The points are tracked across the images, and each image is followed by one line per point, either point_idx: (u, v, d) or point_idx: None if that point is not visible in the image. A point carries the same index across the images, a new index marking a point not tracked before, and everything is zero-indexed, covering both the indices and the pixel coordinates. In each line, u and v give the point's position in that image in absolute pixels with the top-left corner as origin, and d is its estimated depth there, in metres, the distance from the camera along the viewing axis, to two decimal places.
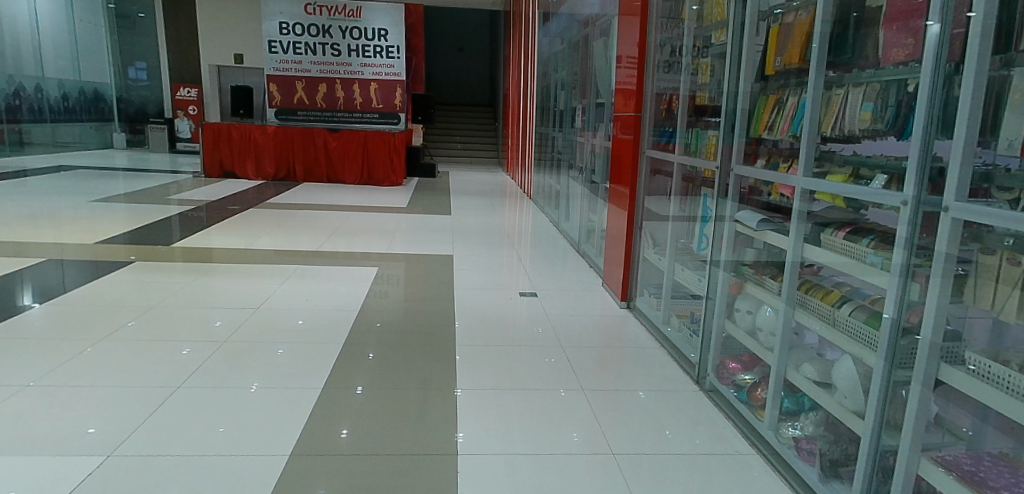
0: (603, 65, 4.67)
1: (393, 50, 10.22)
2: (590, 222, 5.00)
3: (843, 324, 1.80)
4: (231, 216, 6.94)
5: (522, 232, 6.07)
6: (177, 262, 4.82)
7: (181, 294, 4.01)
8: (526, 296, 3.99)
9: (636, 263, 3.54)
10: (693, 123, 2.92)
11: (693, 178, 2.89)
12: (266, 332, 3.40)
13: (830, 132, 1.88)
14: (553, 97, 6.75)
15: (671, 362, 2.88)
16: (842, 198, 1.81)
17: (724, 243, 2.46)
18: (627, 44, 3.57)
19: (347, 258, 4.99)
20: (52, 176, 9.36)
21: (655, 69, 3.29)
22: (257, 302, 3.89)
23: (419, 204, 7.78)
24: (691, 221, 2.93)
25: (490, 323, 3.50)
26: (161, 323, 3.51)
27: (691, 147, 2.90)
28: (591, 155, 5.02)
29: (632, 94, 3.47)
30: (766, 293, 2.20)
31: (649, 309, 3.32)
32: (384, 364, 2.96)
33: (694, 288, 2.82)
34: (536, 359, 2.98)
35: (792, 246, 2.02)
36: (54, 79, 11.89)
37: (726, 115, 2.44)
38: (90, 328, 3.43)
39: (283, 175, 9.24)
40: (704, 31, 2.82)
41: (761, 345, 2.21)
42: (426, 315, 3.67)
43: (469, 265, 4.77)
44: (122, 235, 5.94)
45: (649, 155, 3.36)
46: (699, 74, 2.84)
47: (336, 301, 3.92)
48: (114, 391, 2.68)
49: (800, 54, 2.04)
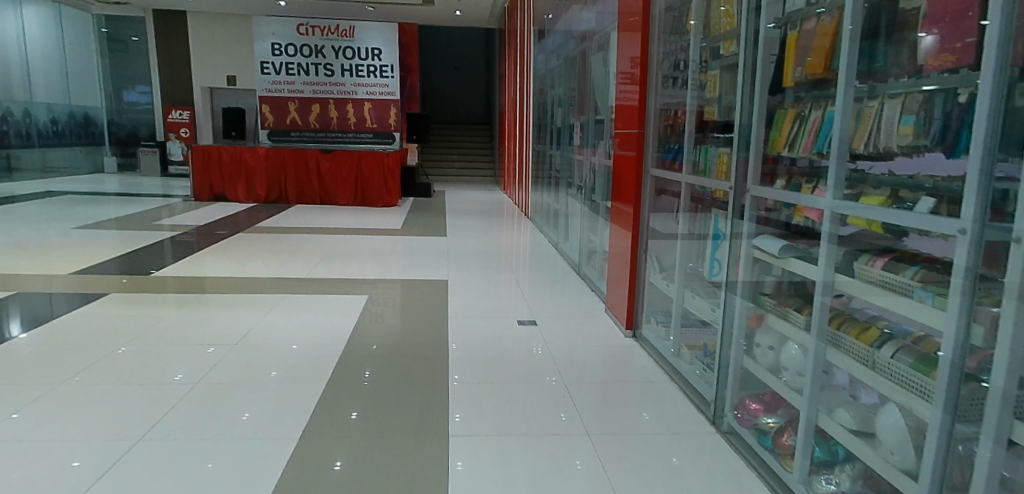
0: (601, 82, 4.52)
1: (386, 69, 10.05)
2: (591, 243, 4.79)
3: (885, 367, 1.59)
4: (221, 241, 6.73)
5: (521, 254, 5.86)
6: (163, 290, 4.62)
7: (167, 323, 3.81)
8: (525, 324, 3.75)
9: (641, 288, 3.30)
10: (701, 139, 2.71)
11: (703, 198, 2.69)
12: (250, 364, 3.18)
13: (862, 148, 1.67)
14: (550, 115, 6.60)
15: (683, 398, 2.65)
16: (879, 224, 1.61)
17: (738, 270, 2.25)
18: (626, 57, 3.40)
19: (339, 285, 4.76)
20: (39, 201, 9.13)
21: (659, 85, 3.10)
22: (241, 333, 3.67)
23: (415, 225, 7.58)
24: (702, 242, 2.72)
25: (489, 353, 3.29)
26: (144, 353, 3.31)
27: (700, 166, 2.68)
28: (590, 173, 4.82)
29: (634, 111, 3.26)
30: (791, 327, 1.97)
31: (657, 339, 3.09)
32: (379, 402, 2.72)
33: (708, 317, 2.60)
34: (534, 388, 2.83)
35: (821, 275, 1.80)
36: (44, 103, 11.70)
37: (739, 130, 2.24)
38: (75, 358, 3.23)
39: (276, 197, 9.04)
40: (711, 43, 2.62)
41: (786, 385, 1.98)
42: (419, 345, 3.44)
43: (466, 291, 4.54)
44: (110, 262, 5.73)
45: (654, 175, 3.15)
46: (707, 87, 2.64)
47: (324, 332, 3.68)
48: (82, 433, 2.45)
49: (824, 62, 1.83)
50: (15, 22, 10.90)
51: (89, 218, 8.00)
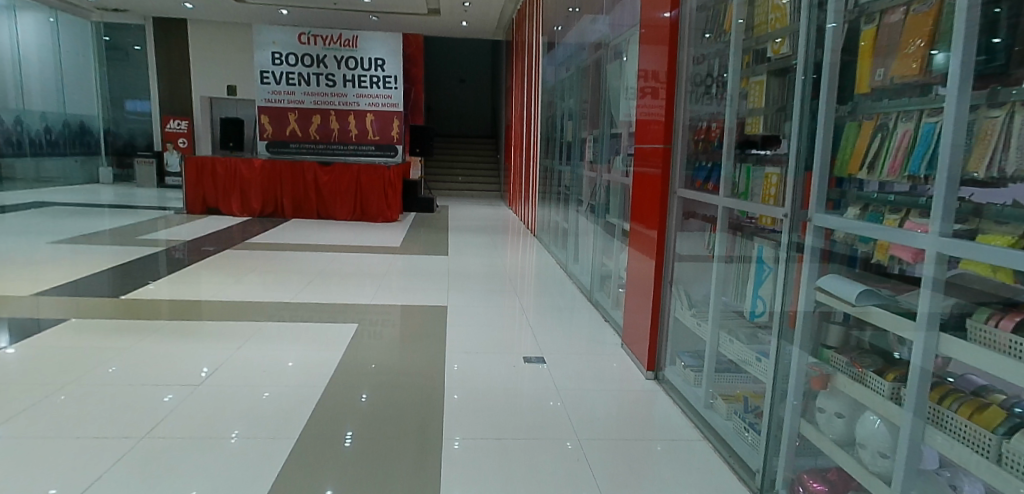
0: (617, 92, 4.15)
1: (389, 80, 9.76)
2: (604, 267, 4.39)
3: (1016, 464, 1.19)
4: (210, 257, 6.35)
5: (526, 276, 5.45)
6: (139, 310, 4.21)
7: (149, 340, 3.39)
8: (531, 362, 3.26)
9: (665, 325, 2.88)
10: (741, 156, 2.32)
11: (743, 225, 2.30)
12: (224, 396, 2.72)
13: (980, 172, 1.29)
14: (559, 128, 6.24)
15: (719, 464, 2.24)
16: (1008, 272, 1.22)
17: (793, 319, 1.85)
18: (649, 64, 3.03)
19: (330, 309, 4.35)
20: (26, 213, 8.79)
21: (688, 95, 2.72)
22: (227, 354, 3.22)
23: (415, 242, 7.19)
24: (740, 275, 2.33)
25: (495, 390, 2.88)
26: (118, 374, 2.91)
27: (740, 187, 2.29)
28: (604, 190, 4.43)
29: (658, 126, 2.88)
30: (868, 394, 1.57)
31: (684, 385, 2.68)
32: (369, 448, 2.31)
33: (751, 367, 2.21)
34: (548, 432, 2.47)
35: (920, 333, 1.41)
36: (37, 111, 11.42)
37: (798, 145, 1.84)
38: (58, 374, 2.91)
39: (271, 211, 8.68)
40: (755, 45, 2.24)
41: (863, 468, 1.58)
42: (413, 377, 3.02)
43: (469, 318, 4.10)
44: (94, 276, 5.39)
45: (681, 197, 2.74)
46: (749, 96, 2.26)
47: (308, 356, 3.25)
48: (22, 475, 2.08)
49: (920, 61, 1.45)
50: (9, 28, 10.64)
51: (76, 230, 7.64)
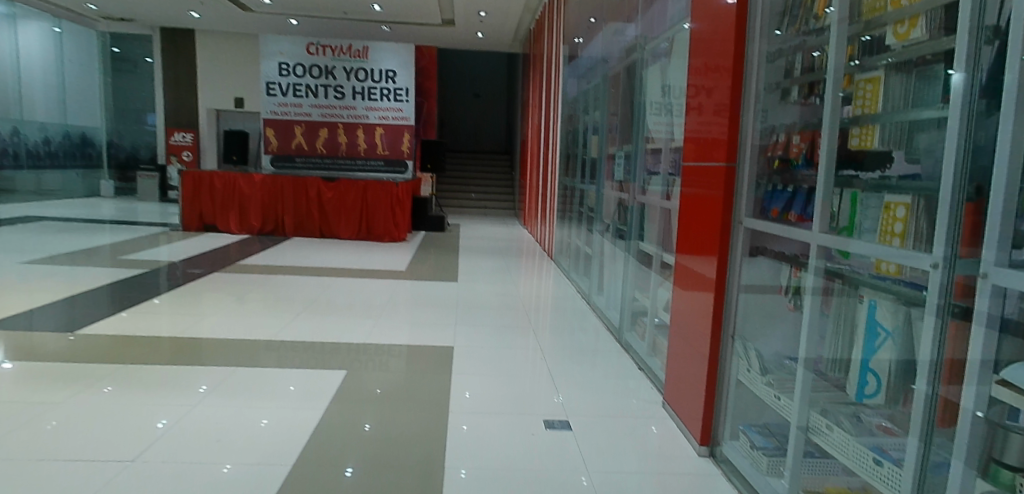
0: (652, 102, 3.61)
1: (401, 92, 9.30)
2: (637, 301, 3.82)
3: None
4: (201, 277, 5.85)
5: (544, 307, 4.89)
6: (98, 343, 3.65)
7: (99, 388, 2.88)
8: (554, 427, 2.64)
9: (723, 389, 2.29)
10: (845, 177, 1.73)
11: (846, 271, 1.72)
12: (169, 471, 2.16)
13: None
14: (582, 143, 5.70)
15: None
16: None
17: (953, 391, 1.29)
18: (702, 65, 2.48)
19: (318, 343, 3.80)
20: (17, 228, 8.38)
21: (760, 101, 2.14)
22: (181, 412, 2.65)
23: (423, 265, 6.67)
24: (842, 336, 1.75)
25: (504, 462, 2.31)
26: (40, 439, 2.36)
27: (843, 219, 1.71)
28: (634, 213, 3.87)
29: (717, 140, 2.31)
30: None
31: (753, 469, 2.09)
32: (372, 477, 2.15)
33: (856, 464, 1.61)
34: (556, 465, 2.30)
35: None
36: (36, 122, 11.10)
37: (958, 162, 1.28)
38: (19, 411, 2.61)
39: (270, 229, 8.21)
40: (866, 30, 1.67)
41: None
42: (406, 442, 2.44)
43: (478, 360, 3.51)
44: (70, 295, 4.90)
45: (748, 228, 2.16)
46: (858, 98, 1.69)
47: (282, 412, 2.69)
48: None
49: None
50: (8, 38, 10.36)
51: (62, 248, 7.16)
